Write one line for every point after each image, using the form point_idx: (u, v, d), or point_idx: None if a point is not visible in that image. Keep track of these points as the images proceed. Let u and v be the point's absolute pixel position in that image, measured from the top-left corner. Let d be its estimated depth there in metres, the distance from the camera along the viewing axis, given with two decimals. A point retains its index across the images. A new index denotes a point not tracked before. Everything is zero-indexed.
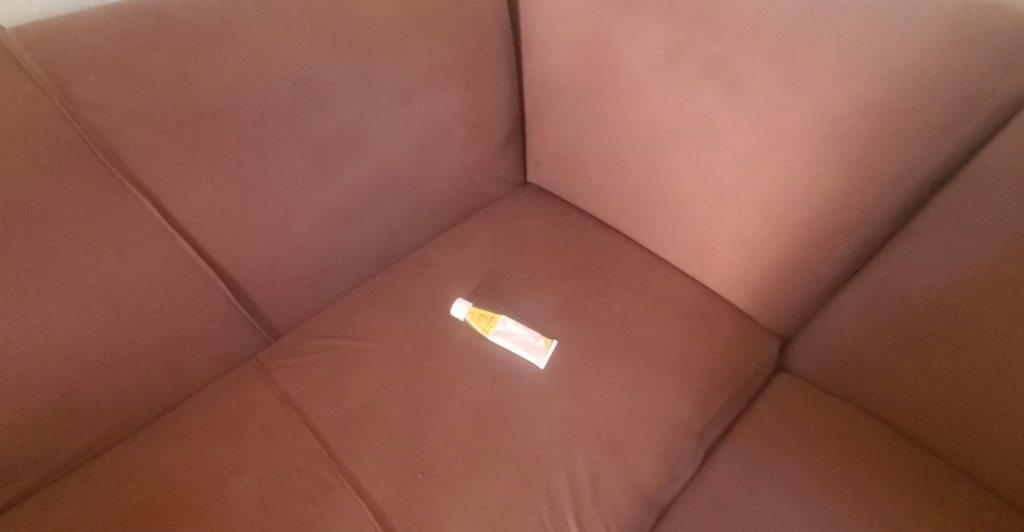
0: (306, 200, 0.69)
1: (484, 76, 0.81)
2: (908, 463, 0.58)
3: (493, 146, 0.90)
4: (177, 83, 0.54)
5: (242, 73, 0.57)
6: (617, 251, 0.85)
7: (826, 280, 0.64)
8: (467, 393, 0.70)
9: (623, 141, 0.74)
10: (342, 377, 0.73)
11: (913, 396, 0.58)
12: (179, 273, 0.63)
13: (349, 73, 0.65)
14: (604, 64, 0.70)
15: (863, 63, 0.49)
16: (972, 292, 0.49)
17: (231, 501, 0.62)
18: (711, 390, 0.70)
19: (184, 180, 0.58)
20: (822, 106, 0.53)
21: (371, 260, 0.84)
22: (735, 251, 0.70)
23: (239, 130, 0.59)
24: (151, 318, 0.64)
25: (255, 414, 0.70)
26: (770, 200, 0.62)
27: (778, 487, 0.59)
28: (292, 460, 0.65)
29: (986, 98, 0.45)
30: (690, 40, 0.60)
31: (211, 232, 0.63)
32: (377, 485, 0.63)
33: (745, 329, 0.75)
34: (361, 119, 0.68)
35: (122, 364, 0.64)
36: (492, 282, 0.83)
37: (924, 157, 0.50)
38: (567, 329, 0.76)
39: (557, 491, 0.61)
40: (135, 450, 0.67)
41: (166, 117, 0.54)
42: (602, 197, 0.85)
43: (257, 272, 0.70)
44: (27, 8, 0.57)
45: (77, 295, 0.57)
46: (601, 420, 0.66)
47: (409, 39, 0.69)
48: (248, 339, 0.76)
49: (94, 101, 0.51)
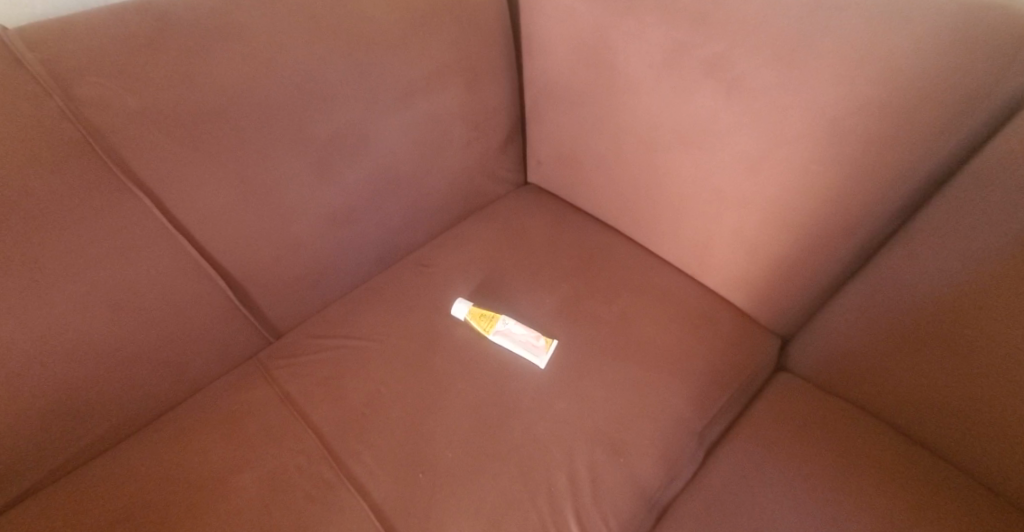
0: (306, 200, 0.69)
1: (484, 76, 0.81)
2: (908, 463, 0.58)
3: (493, 146, 0.90)
4: (179, 83, 0.54)
5: (243, 74, 0.57)
6: (617, 251, 0.85)
7: (826, 279, 0.64)
8: (467, 393, 0.70)
9: (623, 140, 0.74)
10: (342, 376, 0.73)
11: (913, 396, 0.58)
12: (180, 272, 0.64)
13: (349, 73, 0.65)
14: (604, 64, 0.70)
15: (864, 63, 0.49)
16: (974, 292, 0.49)
17: (233, 501, 0.62)
18: (711, 390, 0.70)
19: (185, 180, 0.58)
20: (822, 106, 0.53)
21: (371, 260, 0.84)
22: (736, 251, 0.70)
23: (240, 130, 0.59)
24: (152, 318, 0.64)
25: (256, 414, 0.70)
26: (770, 200, 0.62)
27: (778, 486, 0.59)
28: (292, 460, 0.66)
29: (987, 98, 0.45)
30: (690, 40, 0.60)
31: (212, 232, 0.63)
32: (377, 485, 0.63)
33: (745, 329, 0.75)
34: (361, 120, 0.68)
35: (124, 364, 0.64)
36: (492, 282, 0.83)
37: (924, 158, 0.50)
38: (567, 329, 0.76)
39: (557, 490, 0.62)
40: (136, 449, 0.67)
41: (168, 117, 0.55)
42: (603, 196, 0.85)
43: (258, 272, 0.70)
44: (29, 8, 0.57)
45: (78, 294, 0.57)
46: (601, 420, 0.67)
47: (410, 39, 0.69)
48: (249, 339, 0.76)
49: (95, 101, 0.51)
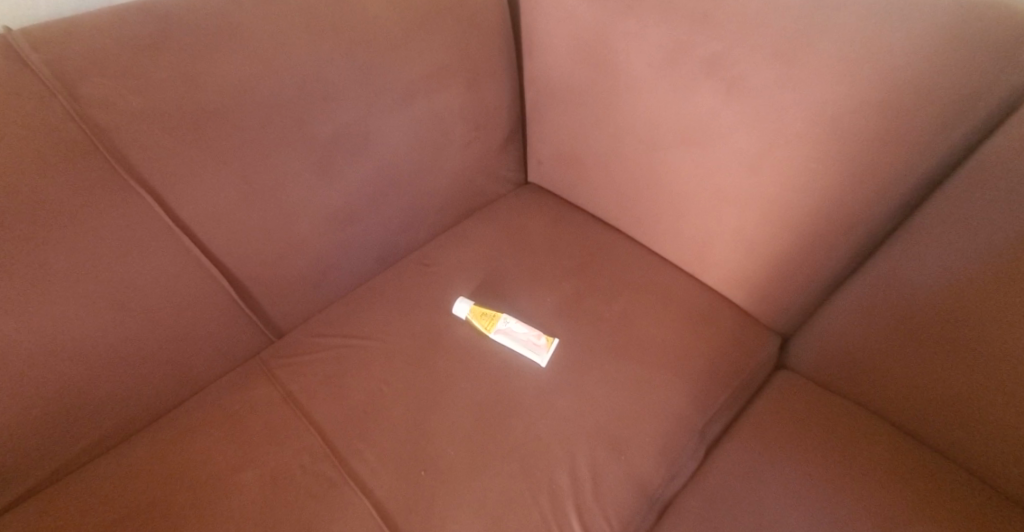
0: (308, 200, 0.69)
1: (484, 76, 0.81)
2: (909, 460, 0.59)
3: (493, 145, 0.90)
4: (181, 83, 0.54)
5: (245, 74, 0.58)
6: (618, 250, 0.85)
7: (826, 277, 0.64)
8: (468, 392, 0.70)
9: (623, 139, 0.74)
10: (344, 375, 0.73)
11: (914, 393, 0.58)
12: (182, 272, 0.64)
13: (350, 73, 0.65)
14: (605, 63, 0.70)
15: (864, 62, 0.49)
16: (974, 289, 0.49)
17: (235, 499, 0.62)
18: (712, 388, 0.70)
19: (188, 180, 0.59)
20: (821, 104, 0.53)
21: (372, 259, 0.84)
22: (736, 250, 0.71)
23: (241, 130, 0.59)
24: (153, 317, 0.64)
25: (258, 413, 0.70)
26: (770, 199, 0.62)
27: (779, 484, 0.59)
28: (294, 459, 0.66)
29: (986, 96, 0.45)
30: (690, 40, 0.60)
31: (214, 232, 0.63)
32: (379, 483, 0.63)
33: (745, 327, 0.75)
34: (362, 119, 0.68)
35: (127, 363, 0.64)
36: (493, 281, 0.83)
37: (923, 156, 0.50)
38: (568, 328, 0.76)
39: (559, 488, 0.62)
40: (138, 449, 0.67)
41: (170, 117, 0.55)
42: (603, 196, 0.85)
43: (259, 272, 0.70)
44: (33, 9, 0.57)
45: (80, 294, 0.57)
46: (602, 418, 0.67)
47: (411, 40, 0.69)
48: (251, 339, 0.76)
49: (99, 101, 0.51)
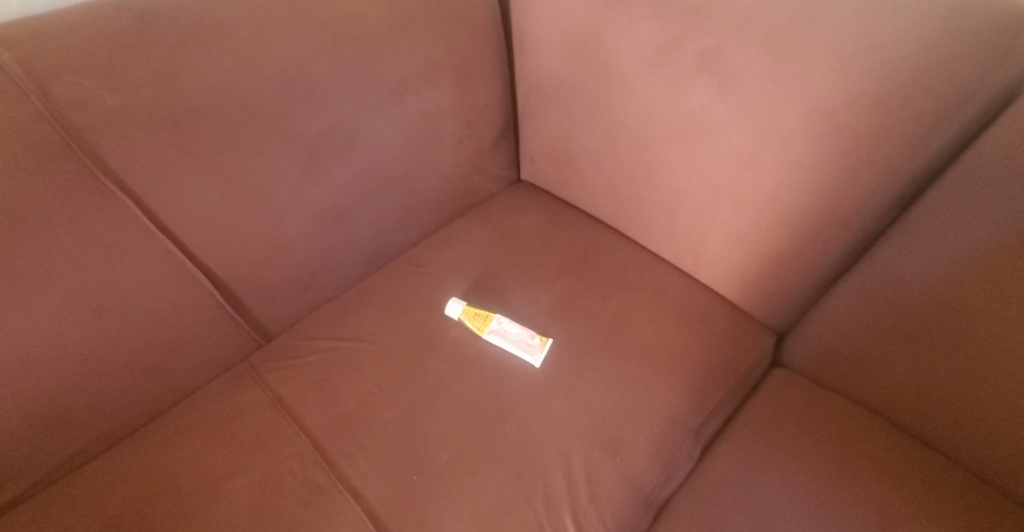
0: (296, 201, 0.68)
1: (475, 73, 0.80)
2: (907, 457, 0.59)
3: (484, 143, 0.89)
4: (160, 81, 0.53)
5: (227, 73, 0.56)
6: (612, 248, 0.85)
7: (821, 275, 0.64)
8: (461, 394, 0.70)
9: (615, 135, 0.74)
10: (336, 378, 0.72)
11: (912, 391, 0.57)
12: (167, 274, 0.63)
13: (336, 70, 0.64)
14: (596, 59, 0.69)
15: (857, 56, 0.49)
16: (972, 289, 0.48)
17: (225, 507, 0.61)
18: (706, 386, 0.70)
19: (169, 180, 0.57)
20: (815, 100, 0.52)
21: (364, 259, 0.83)
22: (730, 247, 0.70)
23: (226, 129, 0.58)
24: (139, 321, 0.63)
25: (248, 417, 0.70)
26: (762, 194, 0.62)
27: (773, 483, 0.59)
28: (285, 464, 0.65)
29: (979, 90, 0.45)
30: (681, 34, 0.59)
31: (198, 234, 0.62)
32: (371, 488, 0.62)
33: (740, 325, 0.75)
34: (349, 118, 0.67)
35: (112, 367, 0.63)
36: (486, 281, 0.82)
37: (915, 152, 0.49)
38: (562, 327, 0.76)
39: (553, 490, 0.61)
40: (127, 455, 0.67)
41: (149, 116, 0.53)
42: (596, 193, 0.85)
43: (248, 274, 0.70)
44: (4, 7, 0.56)
45: (63, 299, 0.56)
46: (597, 419, 0.66)
47: (399, 37, 0.68)
48: (240, 342, 0.75)
49: (75, 100, 0.50)
